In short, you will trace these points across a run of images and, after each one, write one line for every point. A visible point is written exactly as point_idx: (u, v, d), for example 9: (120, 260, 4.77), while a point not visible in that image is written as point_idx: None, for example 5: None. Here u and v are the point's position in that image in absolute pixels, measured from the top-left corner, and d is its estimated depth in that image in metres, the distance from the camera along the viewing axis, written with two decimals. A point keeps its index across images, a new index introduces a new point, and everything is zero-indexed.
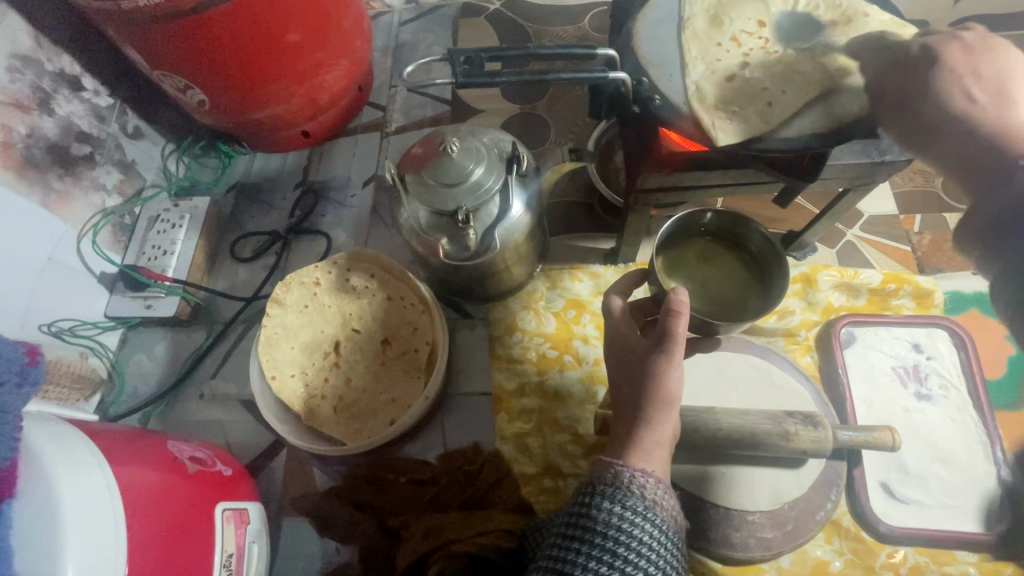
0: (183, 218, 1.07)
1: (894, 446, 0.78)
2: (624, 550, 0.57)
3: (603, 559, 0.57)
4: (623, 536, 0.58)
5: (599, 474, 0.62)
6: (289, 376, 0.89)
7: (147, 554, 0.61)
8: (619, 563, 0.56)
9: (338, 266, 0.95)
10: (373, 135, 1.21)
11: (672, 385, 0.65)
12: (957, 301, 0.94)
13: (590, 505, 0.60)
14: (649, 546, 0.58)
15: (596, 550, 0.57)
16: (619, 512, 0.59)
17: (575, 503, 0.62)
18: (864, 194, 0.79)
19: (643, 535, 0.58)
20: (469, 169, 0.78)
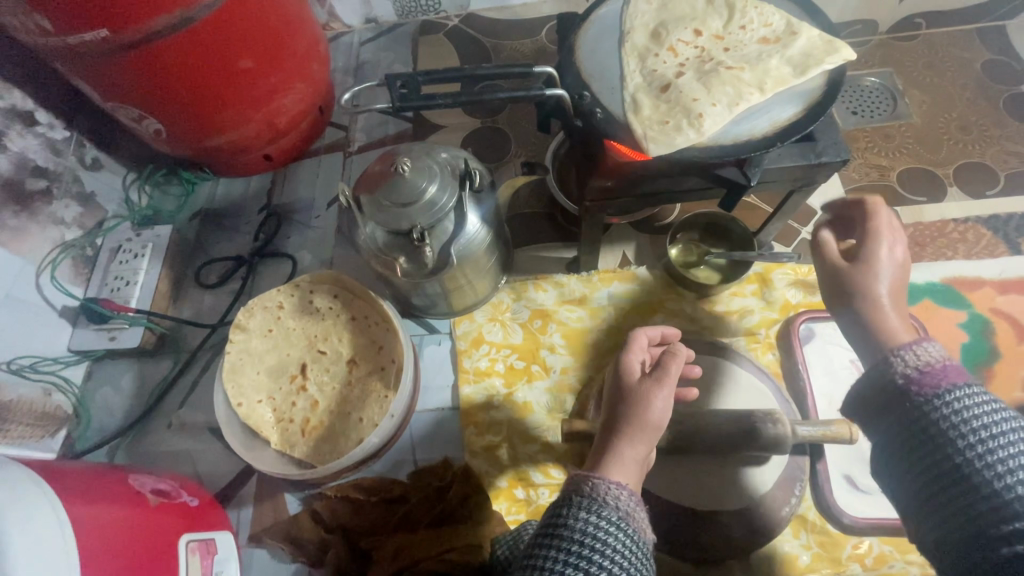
0: (146, 247, 1.07)
1: (852, 439, 0.80)
2: (599, 557, 0.57)
3: (578, 565, 0.56)
4: (597, 544, 0.57)
5: (576, 486, 0.63)
6: (256, 402, 0.89)
7: None
8: (594, 570, 0.56)
9: (301, 288, 0.95)
10: (335, 155, 1.22)
11: (656, 411, 0.66)
12: (911, 292, 0.97)
13: (565, 515, 0.60)
14: (622, 555, 0.58)
15: (572, 557, 0.57)
16: (593, 521, 0.59)
17: (551, 515, 0.62)
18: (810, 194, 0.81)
19: (617, 544, 0.58)
20: (423, 188, 0.79)
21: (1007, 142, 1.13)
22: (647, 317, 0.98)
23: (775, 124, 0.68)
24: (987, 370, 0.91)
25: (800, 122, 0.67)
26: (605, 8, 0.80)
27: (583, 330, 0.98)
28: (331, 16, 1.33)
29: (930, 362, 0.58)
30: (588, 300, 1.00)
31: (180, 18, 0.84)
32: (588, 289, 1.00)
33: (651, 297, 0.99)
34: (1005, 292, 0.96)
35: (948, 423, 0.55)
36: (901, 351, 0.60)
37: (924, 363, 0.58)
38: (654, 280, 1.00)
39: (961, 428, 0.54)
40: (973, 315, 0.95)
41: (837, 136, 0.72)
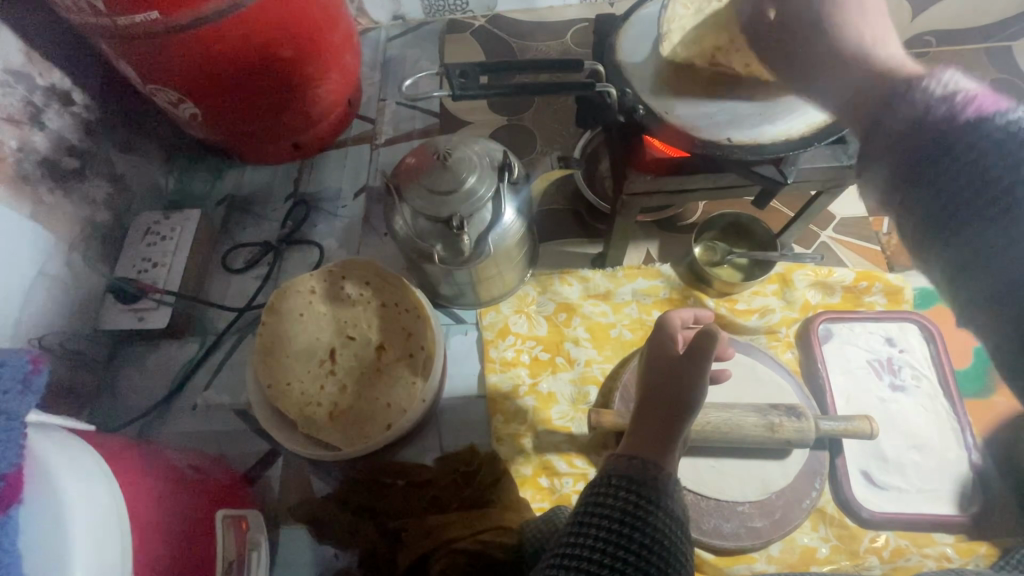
0: (174, 230, 1.08)
1: (872, 434, 0.82)
2: (640, 534, 0.57)
3: (620, 542, 0.57)
4: (639, 522, 0.58)
5: (612, 468, 0.63)
6: (285, 385, 0.90)
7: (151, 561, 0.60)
8: (636, 547, 0.57)
9: (333, 274, 0.97)
10: (363, 147, 1.24)
11: (693, 391, 0.65)
12: (926, 297, 1.00)
13: (605, 495, 0.61)
14: (662, 532, 0.58)
15: (611, 536, 0.58)
16: (633, 501, 0.59)
17: (590, 494, 0.62)
18: (836, 197, 0.83)
19: (658, 522, 0.58)
20: (463, 178, 0.80)
21: None
22: None
23: (813, 124, 0.70)
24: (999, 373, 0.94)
25: (837, 124, 0.70)
26: (645, 9, 0.82)
27: (606, 324, 1.00)
28: (361, 11, 1.35)
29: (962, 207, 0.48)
30: (613, 295, 1.02)
31: (227, 4, 0.86)
32: (613, 284, 1.02)
33: (674, 294, 1.01)
34: None
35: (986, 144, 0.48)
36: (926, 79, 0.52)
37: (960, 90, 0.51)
38: (677, 277, 1.02)
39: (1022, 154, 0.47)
40: None
41: (867, 139, 0.74)
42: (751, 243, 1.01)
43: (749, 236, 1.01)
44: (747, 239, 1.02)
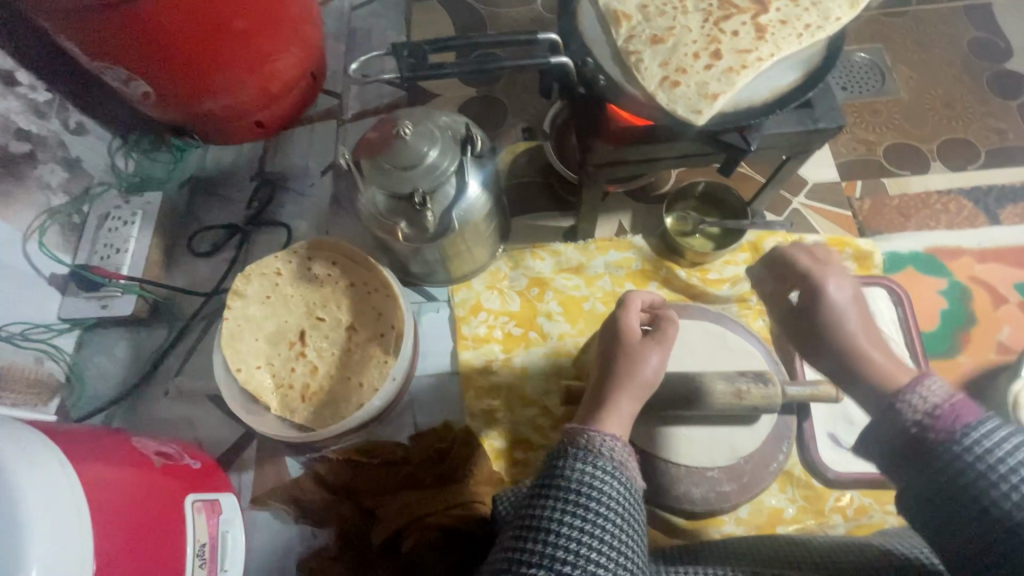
0: (135, 215, 1.05)
1: (837, 399, 0.83)
2: (595, 503, 0.57)
3: (576, 512, 0.57)
4: (594, 492, 0.58)
5: (566, 443, 0.63)
6: (256, 368, 0.90)
7: (114, 550, 0.60)
8: (592, 516, 0.57)
9: (299, 254, 0.95)
10: (329, 123, 1.20)
11: (649, 369, 0.70)
12: (896, 261, 1.01)
13: (561, 467, 0.61)
14: (615, 500, 0.59)
15: (569, 505, 0.57)
16: (589, 471, 0.60)
17: (547, 467, 0.62)
18: (805, 161, 0.82)
19: (611, 491, 0.59)
20: (423, 152, 0.79)
21: (988, 120, 1.15)
22: (643, 285, 1.00)
23: (775, 92, 0.69)
24: (965, 334, 0.95)
25: (799, 91, 0.68)
26: None
27: (579, 297, 1.00)
28: None
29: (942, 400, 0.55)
30: (585, 268, 1.01)
31: None
32: (585, 258, 1.02)
33: (647, 265, 1.01)
34: (983, 261, 1.00)
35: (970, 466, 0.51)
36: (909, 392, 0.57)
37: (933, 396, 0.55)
38: (649, 248, 1.02)
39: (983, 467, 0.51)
40: (953, 283, 0.99)
41: (833, 102, 0.73)
42: (722, 212, 1.00)
43: (721, 204, 1.01)
44: (719, 207, 1.01)
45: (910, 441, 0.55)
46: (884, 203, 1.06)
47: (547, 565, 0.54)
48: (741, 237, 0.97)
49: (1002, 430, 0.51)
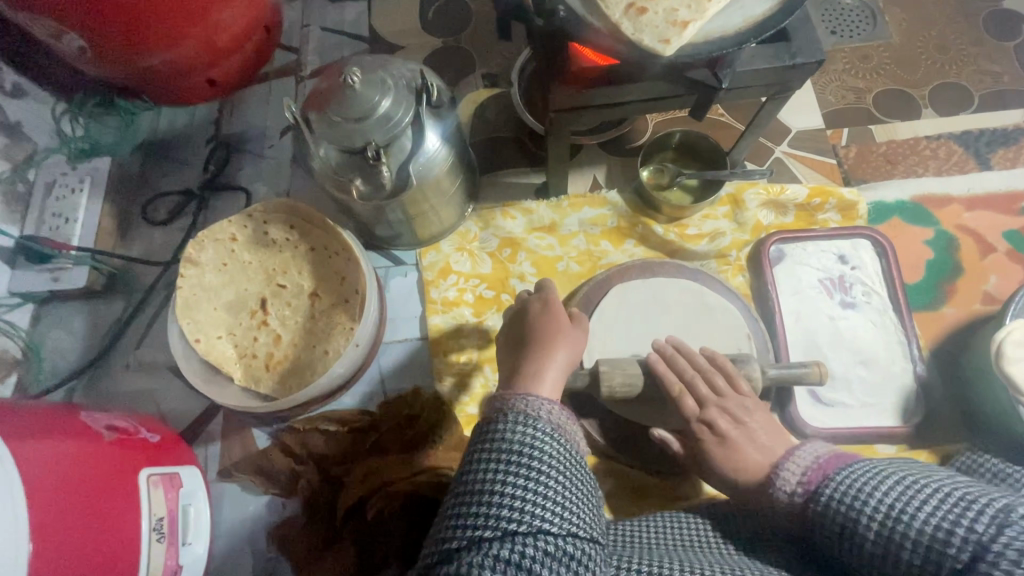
0: (83, 182, 1.00)
1: (821, 381, 0.76)
2: (539, 463, 0.55)
3: (520, 473, 0.54)
4: (537, 452, 0.56)
5: (502, 405, 0.61)
6: (215, 337, 0.86)
7: (57, 529, 0.58)
8: (536, 476, 0.54)
9: (254, 218, 0.89)
10: (287, 80, 1.13)
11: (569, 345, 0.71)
12: (880, 211, 0.97)
13: (502, 430, 0.58)
14: (558, 461, 0.56)
15: (512, 467, 0.54)
16: (531, 432, 0.57)
17: (487, 432, 0.59)
18: (783, 103, 0.77)
19: (553, 452, 0.57)
20: (375, 101, 0.73)
21: (984, 61, 1.09)
22: (619, 243, 0.96)
23: (750, 19, 0.62)
24: (950, 285, 0.92)
25: (774, 18, 0.62)
26: None
27: (553, 258, 0.96)
28: None
29: (808, 470, 0.63)
30: (558, 227, 0.97)
31: None
32: (557, 216, 0.97)
33: (622, 222, 0.97)
34: (971, 209, 0.96)
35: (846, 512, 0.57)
36: (779, 470, 0.65)
37: (806, 466, 0.63)
38: (625, 204, 0.97)
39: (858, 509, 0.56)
40: (939, 232, 0.95)
41: (813, 35, 0.67)
42: (701, 161, 0.96)
43: (698, 154, 0.96)
44: (697, 158, 0.96)
45: (795, 514, 0.62)
46: (871, 150, 1.01)
47: (492, 525, 0.51)
48: (720, 188, 0.92)
49: (859, 471, 0.59)
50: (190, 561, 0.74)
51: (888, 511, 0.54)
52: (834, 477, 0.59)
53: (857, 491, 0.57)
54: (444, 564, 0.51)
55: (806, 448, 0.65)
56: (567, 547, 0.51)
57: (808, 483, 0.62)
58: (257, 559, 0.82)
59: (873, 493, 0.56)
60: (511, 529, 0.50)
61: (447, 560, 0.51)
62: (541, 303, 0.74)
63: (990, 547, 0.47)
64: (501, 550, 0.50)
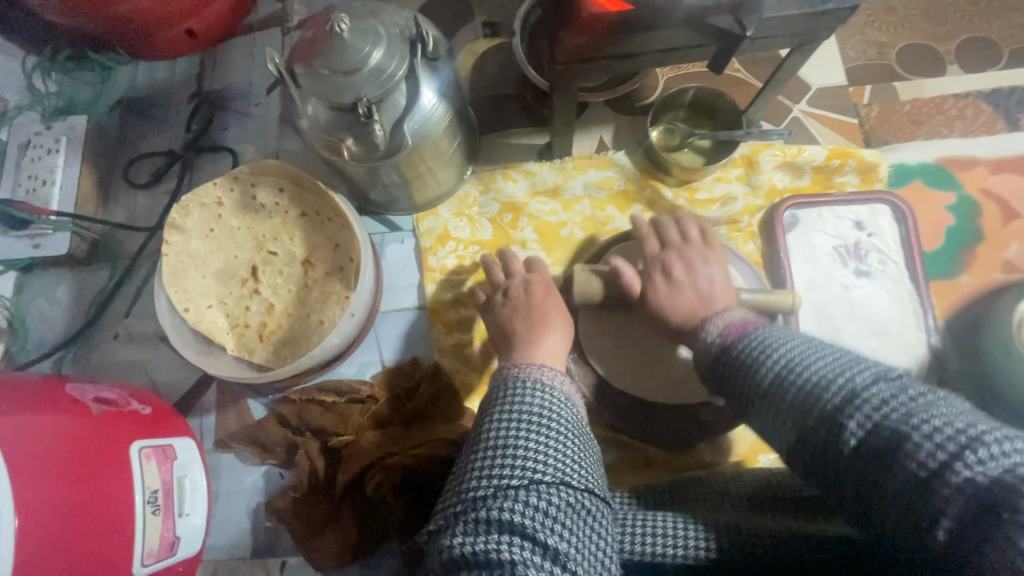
0: (59, 142, 0.95)
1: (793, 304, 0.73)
2: (558, 422, 0.54)
3: (539, 430, 0.53)
4: (554, 414, 0.55)
5: (518, 369, 0.60)
6: (205, 307, 0.83)
7: (42, 511, 0.56)
8: (555, 435, 0.52)
9: (240, 180, 0.85)
10: (272, 32, 1.06)
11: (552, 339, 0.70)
12: (902, 174, 0.92)
13: (516, 394, 0.56)
14: (572, 424, 0.55)
15: (530, 425, 0.53)
16: (544, 396, 0.56)
17: (496, 396, 0.57)
18: (808, 56, 0.71)
19: (567, 415, 0.56)
20: (365, 52, 0.67)
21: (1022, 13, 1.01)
22: (626, 208, 0.91)
23: None
24: (970, 253, 0.88)
25: None
26: None
27: (557, 224, 0.91)
28: None
29: (732, 324, 0.60)
30: (562, 191, 0.92)
31: None
32: (561, 178, 0.92)
33: (630, 186, 0.92)
34: (998, 172, 0.92)
35: (753, 361, 0.53)
36: (705, 329, 0.62)
37: (728, 325, 0.60)
38: (632, 166, 0.92)
39: (766, 361, 0.52)
40: (962, 196, 0.91)
41: None
42: (714, 120, 0.90)
43: (710, 113, 0.91)
44: (711, 118, 0.91)
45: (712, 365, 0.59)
46: (895, 109, 0.96)
47: (518, 475, 0.49)
48: (735, 149, 0.87)
49: (762, 338, 0.55)
50: (189, 533, 0.73)
51: (788, 363, 0.50)
52: (750, 333, 0.56)
53: (770, 346, 0.53)
54: (467, 510, 0.48)
55: (733, 309, 0.63)
56: (588, 502, 0.50)
57: (727, 335, 0.59)
58: (256, 530, 0.81)
59: (778, 348, 0.52)
60: (536, 477, 0.49)
61: (474, 505, 0.48)
62: (523, 287, 0.75)
63: (868, 396, 0.44)
64: (529, 497, 0.47)
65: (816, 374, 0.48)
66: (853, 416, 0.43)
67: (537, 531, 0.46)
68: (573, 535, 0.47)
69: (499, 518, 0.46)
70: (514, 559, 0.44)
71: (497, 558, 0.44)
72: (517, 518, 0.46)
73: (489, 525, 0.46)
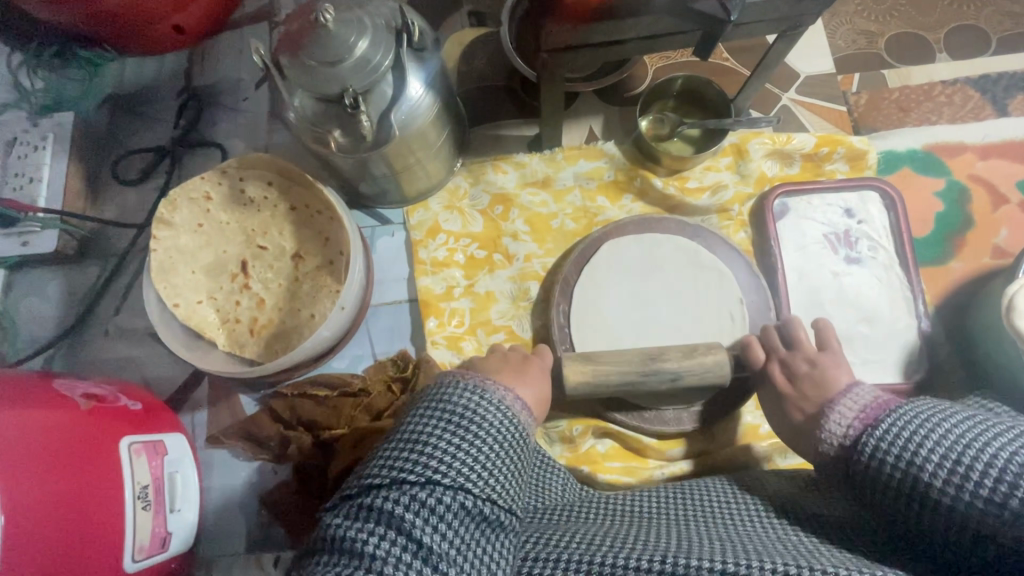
0: (46, 138, 0.95)
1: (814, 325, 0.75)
2: (480, 431, 0.51)
3: (454, 434, 0.51)
4: (477, 421, 0.52)
5: (460, 375, 0.57)
6: (196, 302, 0.83)
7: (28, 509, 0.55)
8: (470, 444, 0.50)
9: (229, 175, 0.84)
10: (260, 27, 1.05)
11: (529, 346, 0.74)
12: (890, 161, 0.92)
13: (445, 395, 0.54)
14: (495, 440, 0.52)
15: (448, 428, 0.51)
16: (474, 402, 0.53)
17: (428, 395, 0.56)
18: (795, 42, 0.71)
19: (493, 425, 0.53)
20: (351, 43, 0.67)
21: None
22: (617, 199, 0.91)
23: None
24: (959, 238, 0.89)
25: None
26: None
27: (547, 215, 0.91)
28: None
29: (864, 411, 0.53)
30: (552, 182, 0.92)
31: None
32: (552, 169, 0.92)
33: (620, 176, 0.92)
34: (986, 158, 0.92)
35: (888, 472, 0.48)
36: (828, 427, 0.54)
37: (861, 408, 0.54)
38: (623, 156, 0.92)
39: (914, 455, 0.47)
40: (951, 182, 0.91)
41: None
42: (703, 110, 0.90)
43: (699, 103, 0.91)
44: (699, 107, 0.91)
45: (845, 472, 0.52)
46: (883, 97, 0.96)
47: (416, 471, 0.48)
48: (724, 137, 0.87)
49: (908, 419, 0.49)
50: (180, 528, 0.73)
51: (930, 456, 0.46)
52: (894, 413, 0.51)
53: (918, 418, 0.48)
54: (357, 495, 0.48)
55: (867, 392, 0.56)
56: (483, 513, 0.48)
57: (865, 421, 0.52)
58: (250, 524, 0.81)
59: (922, 426, 0.48)
60: (433, 478, 0.47)
61: (366, 492, 0.47)
62: None
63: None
64: (419, 494, 0.47)
65: (951, 442, 0.46)
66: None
67: (414, 528, 0.45)
68: (456, 544, 0.46)
69: (378, 507, 0.46)
70: (377, 552, 0.45)
71: (361, 549, 0.45)
72: (398, 510, 0.46)
73: (369, 511, 0.47)
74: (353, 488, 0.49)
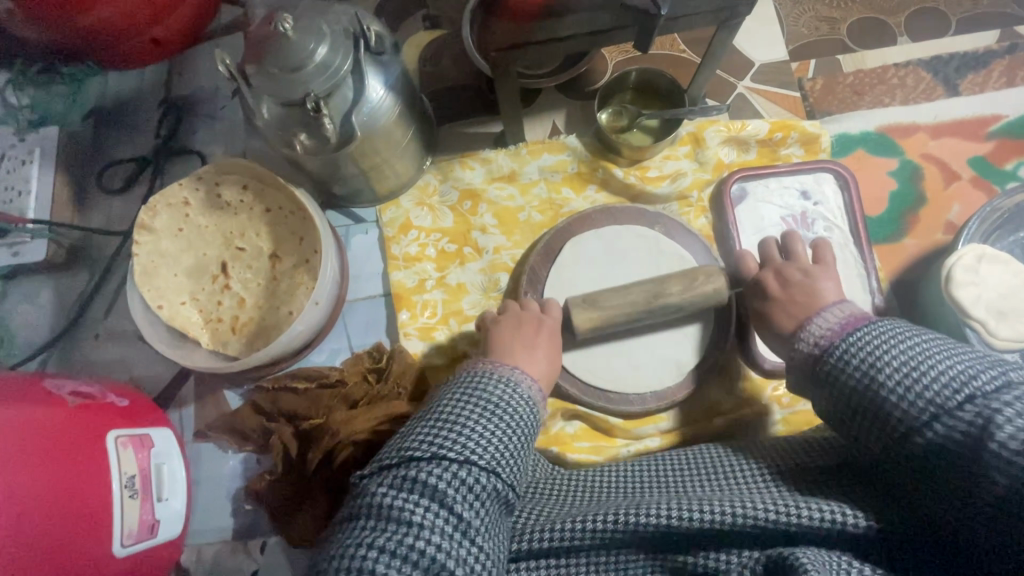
0: (32, 153, 1.01)
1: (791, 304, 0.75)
2: (506, 419, 0.57)
3: (485, 420, 0.56)
4: (504, 410, 0.58)
5: (489, 367, 0.62)
6: (179, 303, 0.86)
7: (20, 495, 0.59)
8: (497, 429, 0.56)
9: (206, 181, 0.88)
10: (236, 37, 1.09)
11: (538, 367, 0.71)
12: (845, 143, 0.95)
13: (477, 386, 0.60)
14: (517, 424, 0.58)
15: (481, 413, 0.56)
16: (506, 392, 0.59)
17: (460, 386, 0.60)
18: (736, 30, 0.74)
19: (516, 415, 0.58)
20: (310, 49, 0.71)
21: None
22: (581, 190, 0.95)
23: None
24: (912, 216, 0.91)
25: None
26: None
27: (514, 208, 0.95)
28: None
29: (838, 324, 0.60)
30: (518, 175, 0.96)
31: None
32: (517, 163, 0.96)
33: (583, 167, 0.95)
34: (937, 137, 0.95)
35: (849, 373, 0.55)
36: (803, 330, 0.62)
37: (840, 320, 0.60)
38: (585, 148, 0.95)
39: (871, 364, 0.53)
40: (904, 161, 0.94)
41: None
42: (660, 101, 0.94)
43: (654, 94, 0.94)
44: (655, 98, 0.94)
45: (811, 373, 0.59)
46: (837, 81, 0.98)
47: (456, 450, 0.53)
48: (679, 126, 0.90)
49: (874, 335, 0.55)
50: (167, 516, 0.77)
51: (892, 366, 0.52)
52: (861, 328, 0.57)
53: (888, 334, 0.54)
54: (400, 466, 0.52)
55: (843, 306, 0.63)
56: (508, 494, 0.54)
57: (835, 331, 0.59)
58: (237, 513, 0.85)
59: (893, 345, 0.53)
60: (472, 459, 0.52)
61: (406, 463, 0.52)
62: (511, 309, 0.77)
63: (990, 399, 0.45)
64: (459, 470, 0.51)
65: (946, 375, 0.49)
66: (1001, 408, 0.44)
67: (453, 499, 0.50)
68: (484, 517, 0.52)
69: (422, 479, 0.50)
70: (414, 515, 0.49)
71: (405, 517, 0.49)
72: (435, 480, 0.50)
73: (410, 482, 0.51)
74: (394, 458, 0.53)
